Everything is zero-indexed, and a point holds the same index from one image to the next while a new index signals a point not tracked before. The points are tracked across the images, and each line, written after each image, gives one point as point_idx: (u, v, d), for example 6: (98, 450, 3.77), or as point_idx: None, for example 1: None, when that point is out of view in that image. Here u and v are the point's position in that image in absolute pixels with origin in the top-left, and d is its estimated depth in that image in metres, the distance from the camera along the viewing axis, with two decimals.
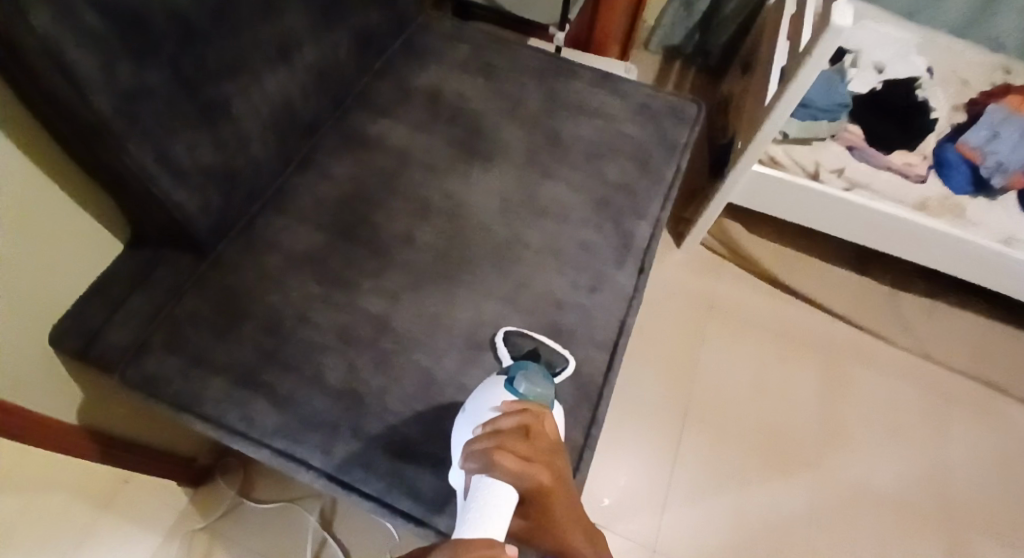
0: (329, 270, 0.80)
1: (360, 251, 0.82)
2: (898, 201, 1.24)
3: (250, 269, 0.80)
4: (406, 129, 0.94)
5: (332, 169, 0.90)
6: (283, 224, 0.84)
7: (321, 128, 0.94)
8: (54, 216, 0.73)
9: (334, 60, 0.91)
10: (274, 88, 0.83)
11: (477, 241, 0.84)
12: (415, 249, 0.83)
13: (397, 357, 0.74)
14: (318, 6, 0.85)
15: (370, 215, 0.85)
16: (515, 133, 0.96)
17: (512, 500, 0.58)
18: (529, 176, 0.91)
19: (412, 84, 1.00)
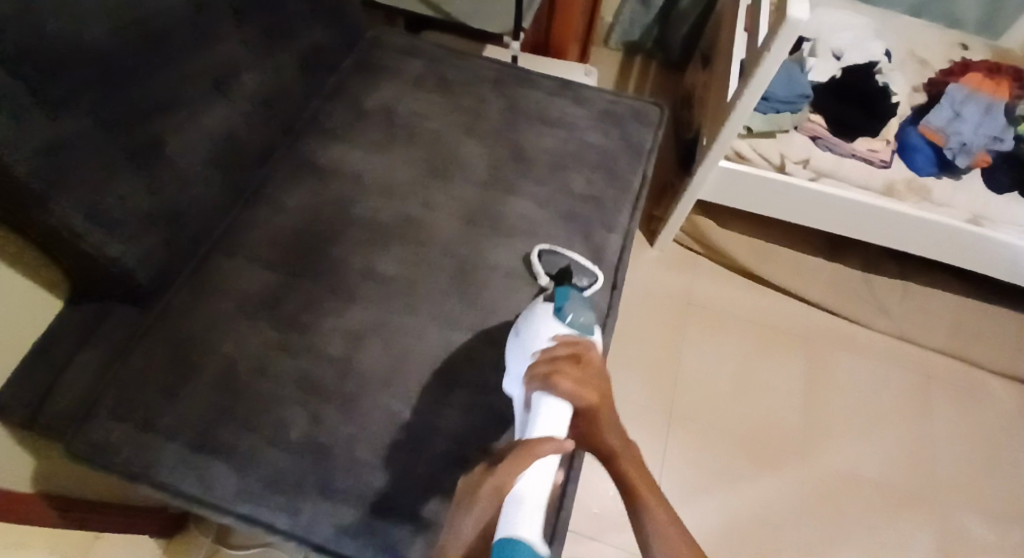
0: (287, 311, 0.75)
1: (318, 288, 0.77)
2: (865, 188, 1.24)
3: (201, 316, 0.75)
4: (361, 152, 0.90)
5: (283, 200, 0.85)
6: (234, 265, 0.79)
7: (270, 157, 0.89)
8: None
9: (279, 85, 0.86)
10: (214, 122, 0.77)
11: (442, 268, 0.80)
12: (376, 281, 0.78)
13: (364, 402, 0.70)
14: (255, 30, 0.80)
15: (326, 247, 0.81)
16: (475, 149, 0.92)
17: (568, 414, 0.56)
18: (492, 193, 0.88)
19: (364, 103, 0.95)
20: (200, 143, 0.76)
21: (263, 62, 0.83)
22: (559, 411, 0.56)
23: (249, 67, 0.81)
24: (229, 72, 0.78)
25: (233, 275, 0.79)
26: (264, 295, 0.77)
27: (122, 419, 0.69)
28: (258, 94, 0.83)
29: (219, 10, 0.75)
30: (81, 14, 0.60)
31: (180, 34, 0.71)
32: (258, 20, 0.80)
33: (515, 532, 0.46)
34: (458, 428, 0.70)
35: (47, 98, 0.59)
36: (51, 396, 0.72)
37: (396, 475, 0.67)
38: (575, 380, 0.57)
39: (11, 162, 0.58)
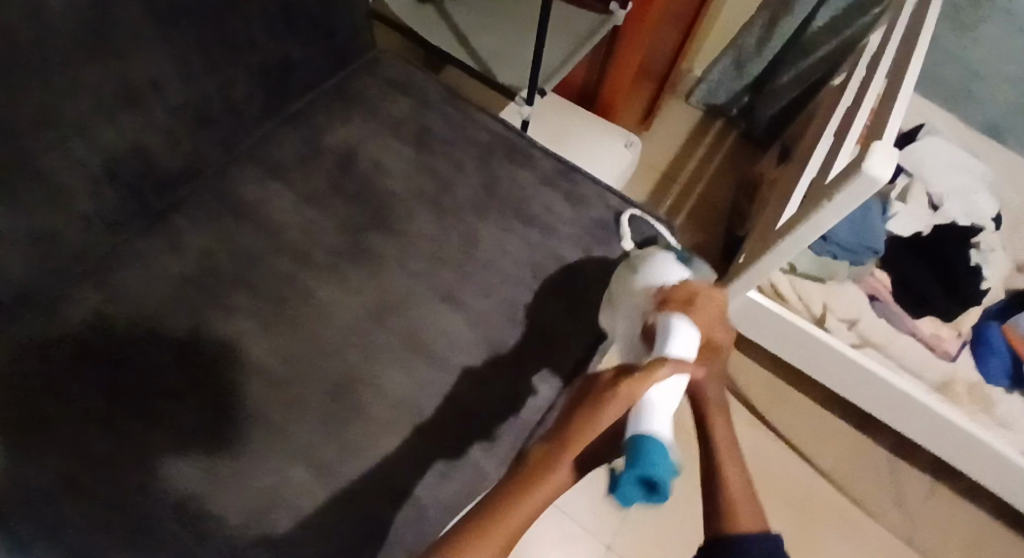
0: (124, 383, 0.64)
1: (174, 367, 0.66)
2: (915, 375, 1.00)
3: (36, 354, 0.64)
4: (293, 200, 0.77)
5: (186, 235, 0.73)
6: (101, 300, 0.68)
7: (197, 178, 0.77)
8: None
9: (224, 103, 0.73)
10: (120, 139, 0.65)
11: (323, 379, 0.68)
12: (243, 372, 0.67)
13: (160, 522, 0.59)
14: (200, 42, 0.67)
15: (205, 310, 0.69)
16: (424, 234, 0.77)
17: (695, 338, 0.56)
18: (421, 293, 0.74)
19: (326, 139, 0.82)
20: (95, 163, 0.64)
21: (208, 77, 0.70)
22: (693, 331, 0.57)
23: (187, 81, 0.68)
24: (156, 85, 0.65)
25: (91, 313, 0.67)
26: (111, 347, 0.65)
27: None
28: (194, 111, 0.71)
29: (146, 33, 0.62)
30: None
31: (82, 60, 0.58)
32: (209, 31, 0.67)
33: (647, 428, 0.49)
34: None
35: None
36: None
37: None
38: (709, 301, 0.60)
39: None
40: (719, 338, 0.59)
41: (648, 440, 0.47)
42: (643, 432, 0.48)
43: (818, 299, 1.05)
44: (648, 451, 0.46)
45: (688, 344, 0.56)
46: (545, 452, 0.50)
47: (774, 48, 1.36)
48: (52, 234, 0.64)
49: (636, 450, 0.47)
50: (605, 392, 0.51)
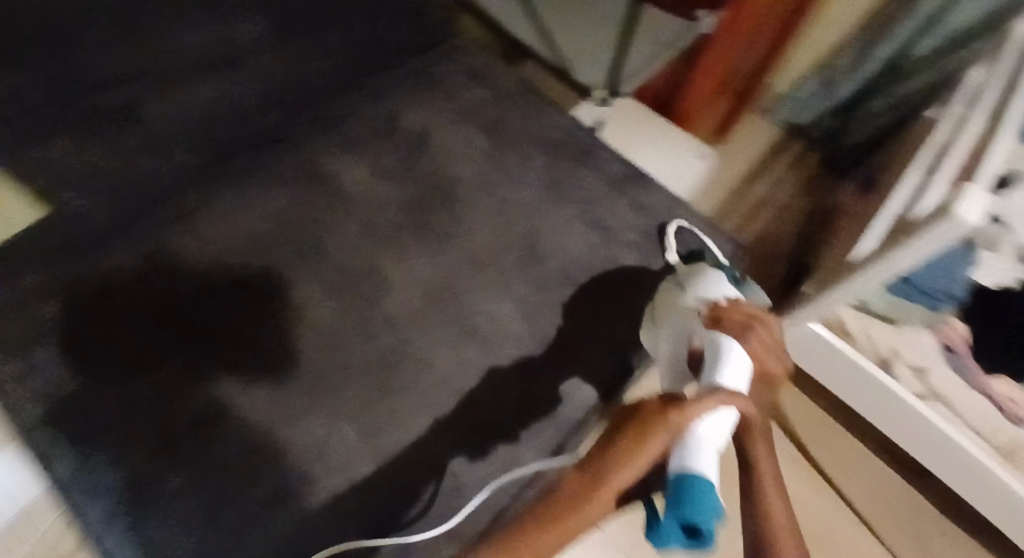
0: (195, 327, 0.67)
1: (238, 316, 0.67)
2: (980, 437, 0.94)
3: (115, 288, 0.67)
4: (362, 174, 0.78)
5: (256, 196, 0.75)
6: (173, 246, 0.70)
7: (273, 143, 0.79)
8: None
9: None
10: None
11: (375, 348, 0.68)
12: (298, 330, 0.68)
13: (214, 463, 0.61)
14: None
15: (268, 268, 0.71)
16: (486, 221, 0.77)
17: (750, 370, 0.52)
18: (476, 280, 0.74)
19: (400, 118, 0.83)
20: None
21: None
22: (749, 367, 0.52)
23: None
24: None
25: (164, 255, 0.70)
26: (184, 291, 0.68)
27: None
28: None
29: None
30: None
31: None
32: None
33: (690, 466, 0.45)
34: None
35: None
36: None
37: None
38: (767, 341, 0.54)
39: None
40: (772, 374, 0.55)
41: (695, 484, 0.43)
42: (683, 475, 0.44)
43: (885, 341, 1.00)
44: (695, 486, 0.43)
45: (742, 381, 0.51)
46: (577, 475, 0.44)
47: (869, 71, 1.26)
48: None
49: (677, 491, 0.43)
50: (651, 418, 0.45)
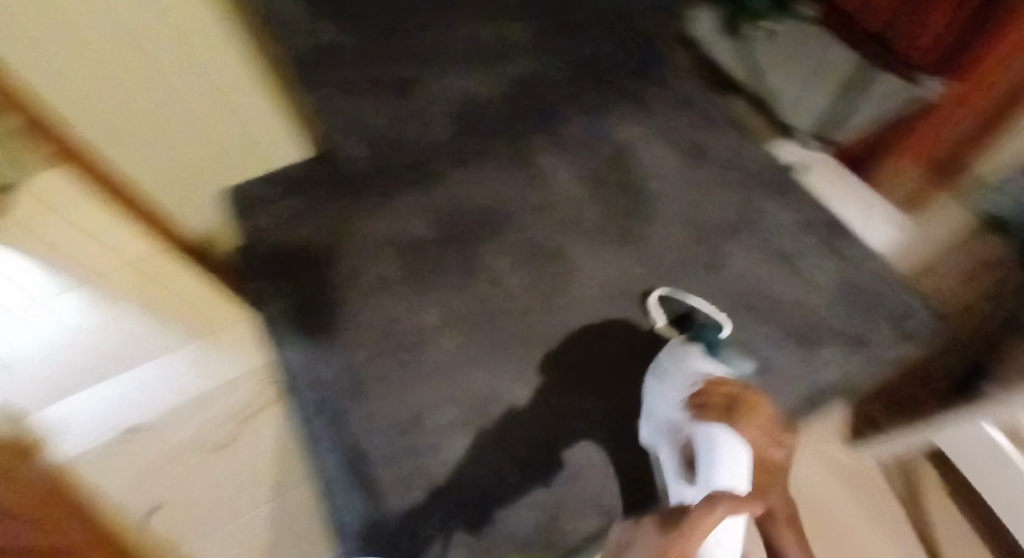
0: (410, 269, 0.80)
1: (439, 285, 0.79)
2: None
3: (357, 226, 0.83)
4: (566, 172, 0.86)
5: (474, 172, 0.87)
6: (408, 201, 0.85)
7: (495, 132, 0.91)
8: (240, 95, 0.93)
9: (534, 76, 0.89)
10: (462, 84, 0.86)
11: (546, 327, 0.77)
12: (488, 287, 0.79)
13: (410, 376, 0.73)
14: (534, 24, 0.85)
15: (473, 235, 0.83)
16: (670, 234, 0.82)
17: (744, 456, 0.52)
18: (649, 282, 0.79)
19: (607, 127, 0.89)
20: (444, 97, 0.87)
21: (528, 53, 0.86)
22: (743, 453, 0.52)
23: (517, 52, 0.87)
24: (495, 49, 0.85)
25: (400, 209, 0.85)
26: (407, 239, 0.83)
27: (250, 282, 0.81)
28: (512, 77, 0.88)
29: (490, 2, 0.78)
30: None
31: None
32: None
33: None
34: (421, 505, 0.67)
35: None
36: (252, 208, 0.85)
37: (347, 511, 0.67)
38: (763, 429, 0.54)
39: None
40: (778, 462, 0.54)
41: None
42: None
43: None
44: None
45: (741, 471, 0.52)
46: None
47: None
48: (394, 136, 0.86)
49: None
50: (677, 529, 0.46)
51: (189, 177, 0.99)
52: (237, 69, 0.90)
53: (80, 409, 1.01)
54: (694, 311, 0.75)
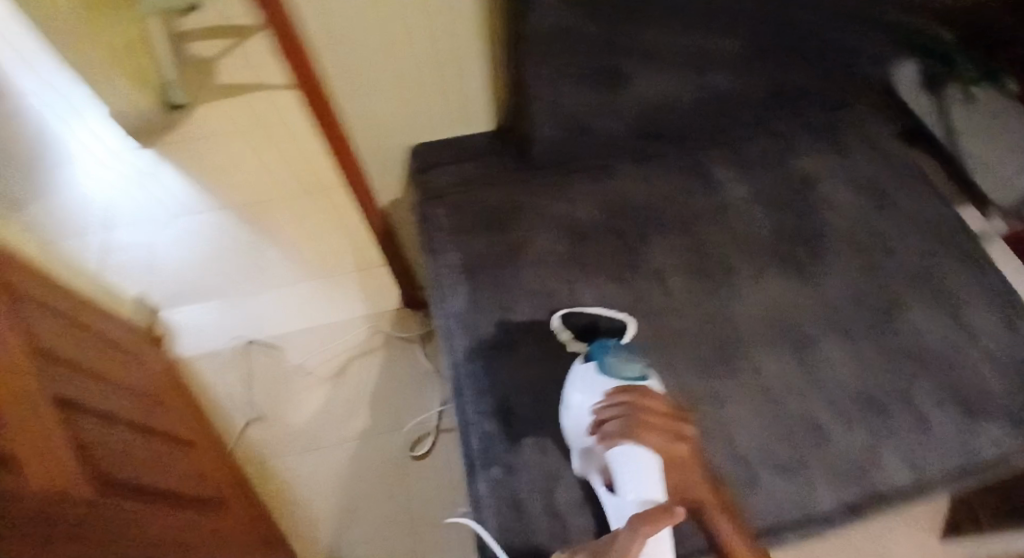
0: (581, 253, 0.84)
1: (603, 271, 0.82)
2: None
3: (535, 204, 0.88)
4: (748, 192, 0.87)
5: (655, 173, 0.89)
6: (588, 188, 0.88)
7: (681, 140, 0.92)
8: (461, 67, 0.88)
9: (736, 94, 0.89)
10: (669, 89, 0.85)
11: (706, 337, 0.77)
12: (655, 285, 0.80)
13: (566, 351, 0.77)
14: (758, 44, 0.83)
15: (646, 232, 0.84)
16: (848, 274, 0.81)
17: (653, 458, 0.62)
18: (821, 321, 0.78)
19: (792, 157, 0.90)
20: (644, 100, 0.85)
21: (741, 70, 0.86)
22: (648, 459, 0.63)
23: (728, 67, 0.85)
24: (711, 61, 0.83)
25: (580, 195, 0.88)
26: (582, 224, 0.86)
27: (427, 233, 0.88)
28: (714, 91, 0.87)
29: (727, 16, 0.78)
30: None
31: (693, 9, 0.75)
32: (764, 37, 0.82)
33: None
34: (555, 468, 0.71)
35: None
36: (440, 167, 0.94)
37: (484, 456, 0.72)
38: (655, 434, 0.63)
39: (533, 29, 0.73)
40: (681, 454, 0.64)
41: None
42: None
43: None
44: None
45: (653, 475, 0.62)
46: None
47: None
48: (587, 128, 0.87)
49: None
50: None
51: (386, 134, 0.96)
52: (463, 37, 0.84)
53: (220, 321, 1.53)
54: (597, 319, 0.79)
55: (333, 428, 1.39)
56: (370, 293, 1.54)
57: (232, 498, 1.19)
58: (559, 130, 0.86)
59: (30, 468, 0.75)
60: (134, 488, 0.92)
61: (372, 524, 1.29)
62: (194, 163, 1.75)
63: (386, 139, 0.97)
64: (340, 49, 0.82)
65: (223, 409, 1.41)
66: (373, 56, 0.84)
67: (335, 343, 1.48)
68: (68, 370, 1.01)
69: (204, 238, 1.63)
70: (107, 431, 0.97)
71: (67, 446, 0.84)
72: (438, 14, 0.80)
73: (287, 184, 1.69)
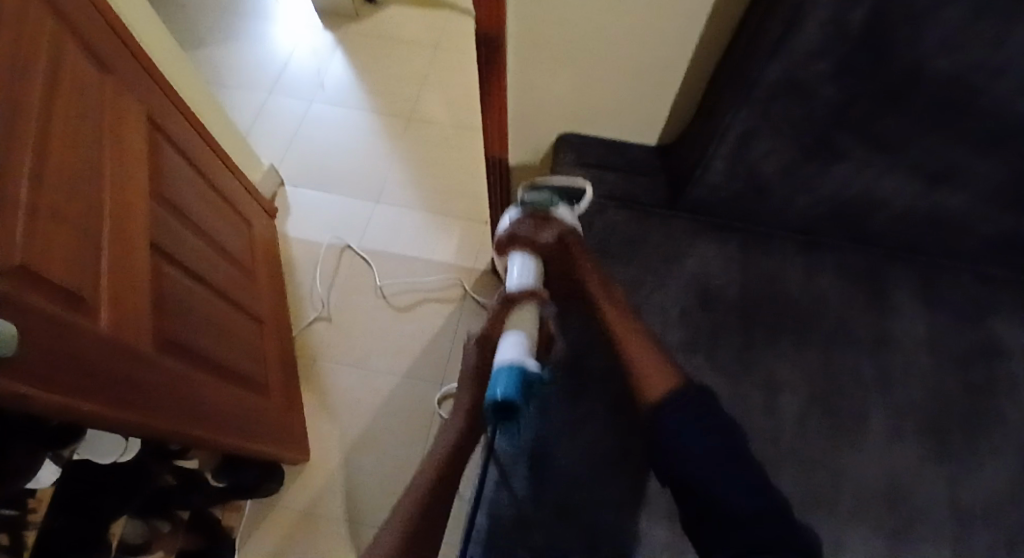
0: (700, 324, 0.74)
1: (712, 355, 0.72)
2: None
3: (670, 248, 0.78)
4: (915, 335, 0.74)
5: (818, 271, 0.78)
6: (736, 256, 0.78)
7: (865, 245, 0.80)
8: (659, 74, 0.78)
9: (956, 223, 0.75)
10: (878, 188, 0.72)
11: (800, 479, 0.67)
12: (767, 396, 0.70)
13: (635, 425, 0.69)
14: (1014, 181, 0.68)
15: (780, 332, 0.74)
16: (997, 480, 0.67)
17: (528, 258, 0.78)
18: (942, 520, 0.66)
19: (987, 318, 0.76)
20: (844, 189, 0.73)
21: (977, 200, 0.72)
22: (527, 259, 0.78)
23: (962, 192, 0.71)
24: (946, 178, 0.70)
25: (724, 259, 0.78)
26: (713, 293, 0.76)
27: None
28: (933, 210, 0.74)
29: (995, 136, 0.64)
30: (929, 47, 0.58)
31: (953, 117, 0.63)
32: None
33: (509, 356, 0.69)
34: None
35: (778, 39, 0.60)
36: (580, 168, 0.86)
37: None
38: (531, 234, 0.79)
39: (762, 70, 0.63)
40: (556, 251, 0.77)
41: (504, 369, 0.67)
42: (508, 360, 0.68)
43: None
44: (502, 373, 0.67)
45: (531, 271, 0.77)
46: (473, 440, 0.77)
47: None
48: (764, 195, 0.76)
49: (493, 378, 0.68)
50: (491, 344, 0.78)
51: (550, 115, 0.87)
52: (679, 45, 0.74)
53: (324, 215, 1.54)
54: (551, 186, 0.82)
55: (382, 358, 1.37)
56: (467, 245, 1.50)
57: (279, 388, 1.22)
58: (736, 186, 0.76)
59: (106, 310, 0.77)
60: (194, 352, 0.94)
61: (382, 467, 1.27)
62: (363, 58, 1.76)
63: (547, 119, 0.88)
64: (528, 23, 0.75)
65: (298, 299, 1.44)
66: (561, 41, 0.76)
67: (417, 279, 1.46)
68: (180, 221, 1.04)
69: (345, 135, 1.65)
70: (192, 289, 1.00)
71: (147, 296, 0.86)
72: (646, 13, 0.71)
73: (438, 111, 1.67)
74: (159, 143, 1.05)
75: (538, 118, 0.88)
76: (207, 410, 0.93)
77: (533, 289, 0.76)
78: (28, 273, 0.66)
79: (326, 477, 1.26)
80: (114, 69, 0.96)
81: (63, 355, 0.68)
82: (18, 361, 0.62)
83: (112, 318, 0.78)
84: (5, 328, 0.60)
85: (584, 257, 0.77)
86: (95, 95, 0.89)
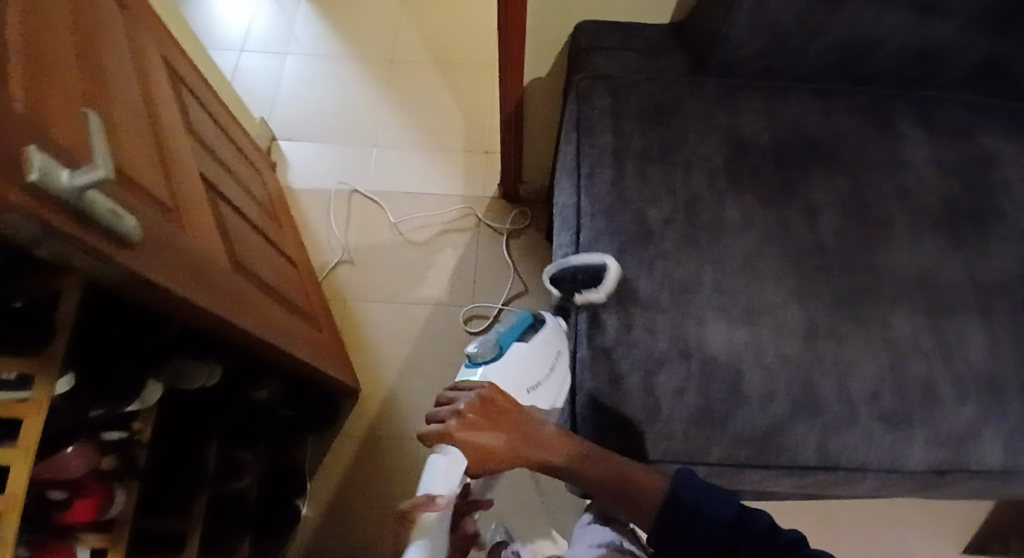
0: (739, 169, 0.84)
1: (755, 191, 0.83)
2: None
3: (702, 109, 0.87)
4: (923, 154, 0.86)
5: (832, 111, 0.88)
6: (761, 108, 0.88)
7: (865, 86, 0.91)
8: None
9: (945, 52, 0.86)
10: (878, 30, 0.83)
11: (844, 279, 0.78)
12: (808, 220, 0.82)
13: (700, 256, 0.79)
14: (996, 5, 0.80)
15: (809, 168, 0.84)
16: (1004, 257, 0.81)
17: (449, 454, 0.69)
18: (964, 293, 0.79)
19: (978, 131, 0.88)
20: (852, 32, 0.83)
21: (965, 29, 0.83)
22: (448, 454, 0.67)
23: (954, 22, 0.82)
24: (940, 11, 0.80)
25: (750, 112, 0.88)
26: (746, 142, 0.86)
27: (581, 107, 0.89)
28: (928, 43, 0.85)
29: None
30: None
31: None
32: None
33: None
34: (651, 355, 0.74)
35: None
36: (605, 49, 0.93)
37: (591, 323, 0.76)
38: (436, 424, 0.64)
39: None
40: (464, 428, 0.64)
41: None
42: None
43: None
44: None
45: (457, 464, 0.69)
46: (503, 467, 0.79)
47: None
48: (780, 48, 0.85)
49: None
50: None
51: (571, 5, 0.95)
52: None
53: (326, 162, 1.58)
54: (577, 268, 0.77)
55: (408, 289, 1.43)
56: (469, 174, 1.56)
57: (323, 321, 1.26)
58: (756, 44, 0.85)
59: (188, 223, 0.79)
60: (258, 278, 0.98)
61: (432, 383, 1.34)
62: (333, 7, 1.77)
63: (569, 10, 0.96)
64: None
65: (316, 244, 1.48)
66: None
67: (428, 212, 1.52)
68: (211, 160, 1.06)
69: (332, 83, 1.67)
70: (237, 221, 1.02)
71: (211, 218, 0.88)
72: None
73: (420, 51, 1.71)
74: (178, 85, 1.05)
75: (560, 9, 0.96)
76: (280, 328, 0.97)
77: (433, 499, 0.67)
78: (126, 178, 0.67)
79: (379, 404, 1.32)
80: (133, 10, 0.95)
81: (179, 257, 0.70)
82: (148, 251, 0.64)
83: (198, 231, 0.81)
84: (130, 218, 0.60)
85: (504, 415, 0.66)
86: (127, 33, 0.90)
